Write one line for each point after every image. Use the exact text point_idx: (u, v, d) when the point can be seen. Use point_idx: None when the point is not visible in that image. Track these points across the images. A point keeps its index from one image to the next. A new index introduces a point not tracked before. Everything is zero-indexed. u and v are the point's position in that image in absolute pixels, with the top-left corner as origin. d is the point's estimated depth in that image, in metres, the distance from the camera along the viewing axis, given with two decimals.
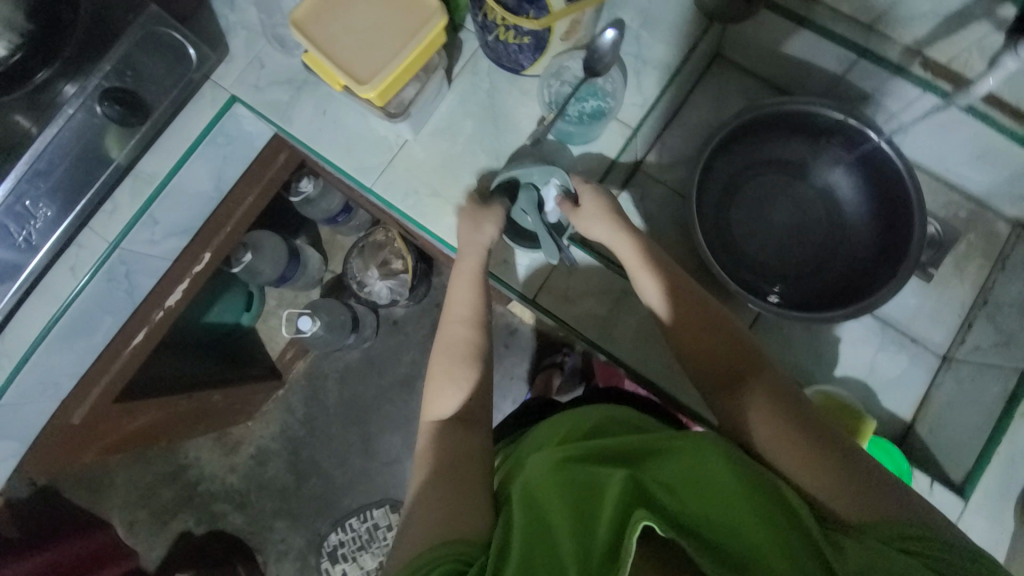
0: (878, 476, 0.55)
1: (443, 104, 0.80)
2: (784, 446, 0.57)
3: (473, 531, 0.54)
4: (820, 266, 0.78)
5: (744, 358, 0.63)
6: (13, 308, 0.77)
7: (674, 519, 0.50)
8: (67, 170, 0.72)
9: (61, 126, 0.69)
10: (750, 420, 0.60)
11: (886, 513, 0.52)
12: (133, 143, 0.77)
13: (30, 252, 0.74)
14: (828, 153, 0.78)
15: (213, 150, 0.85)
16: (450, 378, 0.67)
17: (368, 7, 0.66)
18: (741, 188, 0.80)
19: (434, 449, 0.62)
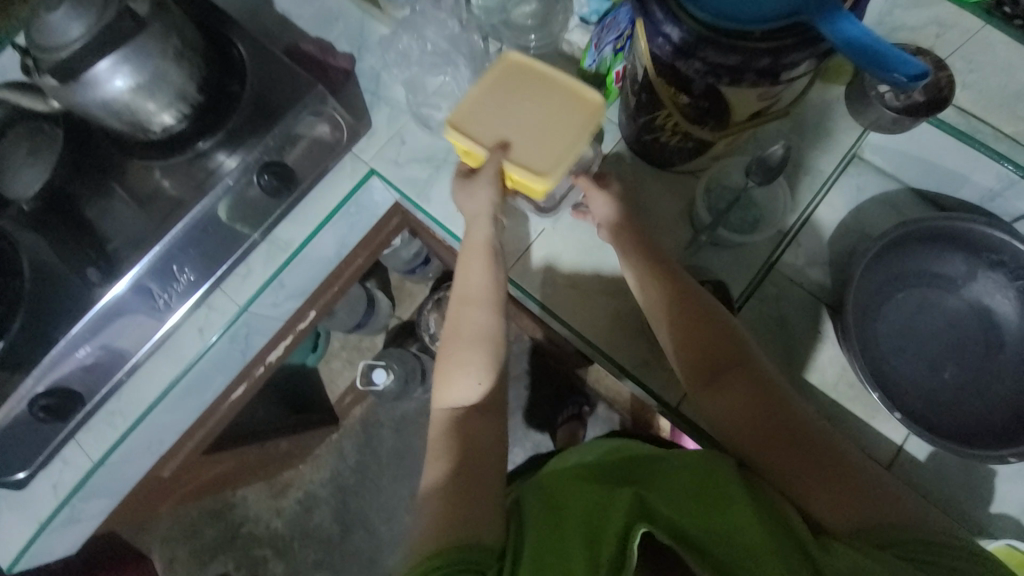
0: (881, 489, 0.58)
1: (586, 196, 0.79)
2: (788, 464, 0.60)
3: (486, 536, 0.57)
4: (981, 394, 0.72)
5: (758, 393, 0.63)
6: (139, 364, 0.77)
7: (679, 529, 0.56)
8: (213, 235, 0.74)
9: (216, 195, 0.71)
10: (748, 439, 0.62)
11: (878, 520, 0.56)
12: (276, 212, 0.79)
13: (165, 313, 0.75)
14: (986, 273, 0.75)
15: (345, 219, 0.85)
16: (461, 361, 0.68)
17: (531, 100, 0.66)
18: (891, 298, 0.77)
19: (445, 441, 0.64)
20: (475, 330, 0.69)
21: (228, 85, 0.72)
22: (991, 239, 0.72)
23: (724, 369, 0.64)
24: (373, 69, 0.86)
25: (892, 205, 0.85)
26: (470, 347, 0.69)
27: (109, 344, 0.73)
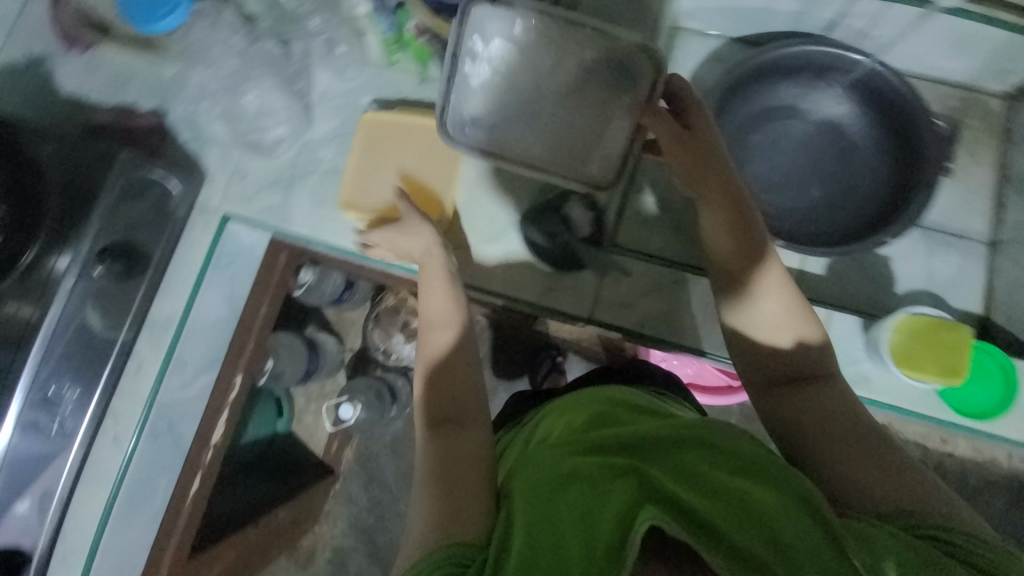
0: (919, 482, 0.56)
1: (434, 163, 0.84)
2: (828, 454, 0.59)
3: (473, 530, 0.55)
4: (847, 192, 0.78)
5: (812, 371, 0.64)
6: (65, 502, 0.73)
7: (682, 510, 0.50)
8: (79, 343, 0.70)
9: (63, 301, 0.67)
10: (795, 423, 0.61)
11: (903, 503, 0.54)
12: (140, 294, 0.76)
13: (63, 441, 0.71)
14: (820, 87, 0.79)
15: (218, 274, 0.81)
16: (440, 377, 0.67)
17: (390, 158, 0.80)
18: (745, 140, 0.80)
19: (431, 450, 0.63)
20: (456, 370, 0.68)
21: (25, 189, 0.69)
22: (814, 56, 0.76)
23: (773, 341, 0.65)
24: (185, 116, 0.83)
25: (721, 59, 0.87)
26: (454, 378, 0.68)
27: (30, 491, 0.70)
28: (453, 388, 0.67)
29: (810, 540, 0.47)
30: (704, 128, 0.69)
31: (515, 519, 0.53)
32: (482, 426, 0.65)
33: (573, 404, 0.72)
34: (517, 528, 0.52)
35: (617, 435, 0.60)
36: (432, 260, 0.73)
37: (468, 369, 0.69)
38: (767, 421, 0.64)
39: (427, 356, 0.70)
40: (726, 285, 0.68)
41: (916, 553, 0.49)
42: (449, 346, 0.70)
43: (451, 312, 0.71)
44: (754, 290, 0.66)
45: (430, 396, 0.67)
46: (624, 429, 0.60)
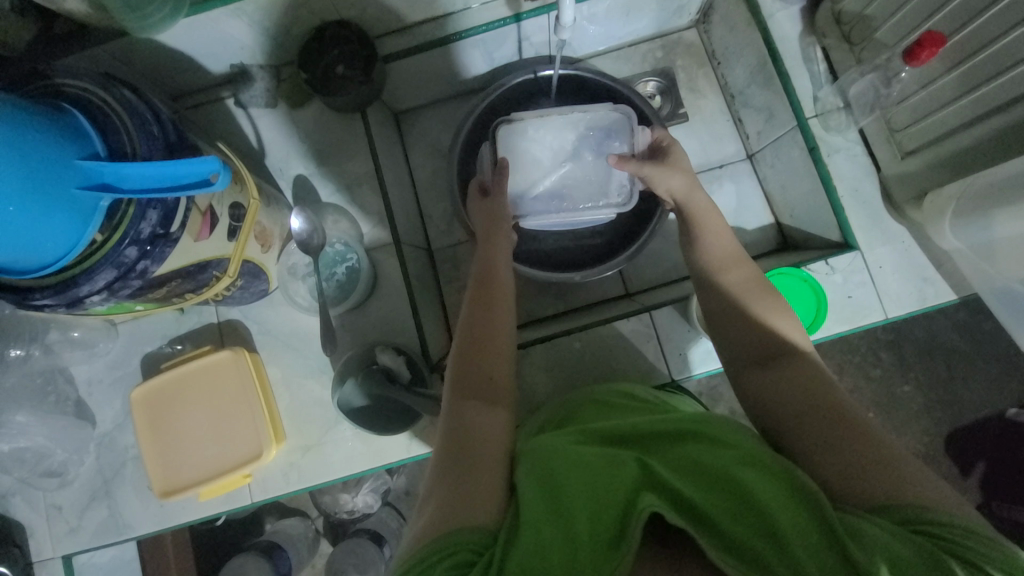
0: (909, 472, 0.46)
1: (395, 203, 0.87)
2: (819, 443, 0.50)
3: (484, 515, 0.47)
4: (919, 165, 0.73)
5: (808, 386, 0.54)
6: (99, 543, 0.80)
7: (686, 506, 0.45)
8: (111, 386, 0.81)
9: (102, 357, 0.81)
10: (782, 419, 0.54)
11: (901, 495, 0.44)
12: (159, 337, 0.81)
13: (92, 479, 0.80)
14: (851, 74, 0.76)
15: (223, 312, 0.81)
16: (483, 343, 0.62)
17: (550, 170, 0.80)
18: (778, 143, 0.85)
19: (451, 420, 0.56)
20: (494, 333, 0.63)
21: None
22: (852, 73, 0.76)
23: (770, 347, 0.59)
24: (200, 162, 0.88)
25: (691, 80, 0.98)
26: (480, 353, 0.62)
27: (79, 527, 0.80)
28: (485, 347, 0.62)
29: (807, 539, 0.41)
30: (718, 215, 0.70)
31: (529, 500, 0.48)
32: (502, 407, 0.58)
33: (575, 414, 0.66)
34: (528, 512, 0.46)
35: (626, 427, 0.56)
36: (493, 241, 0.73)
37: (507, 355, 0.63)
38: (747, 407, 0.58)
39: (478, 288, 0.68)
40: (735, 292, 0.64)
41: (917, 554, 0.39)
42: (504, 331, 0.65)
43: (501, 275, 0.70)
44: (773, 315, 0.61)
45: (466, 345, 0.62)
46: (647, 420, 0.56)
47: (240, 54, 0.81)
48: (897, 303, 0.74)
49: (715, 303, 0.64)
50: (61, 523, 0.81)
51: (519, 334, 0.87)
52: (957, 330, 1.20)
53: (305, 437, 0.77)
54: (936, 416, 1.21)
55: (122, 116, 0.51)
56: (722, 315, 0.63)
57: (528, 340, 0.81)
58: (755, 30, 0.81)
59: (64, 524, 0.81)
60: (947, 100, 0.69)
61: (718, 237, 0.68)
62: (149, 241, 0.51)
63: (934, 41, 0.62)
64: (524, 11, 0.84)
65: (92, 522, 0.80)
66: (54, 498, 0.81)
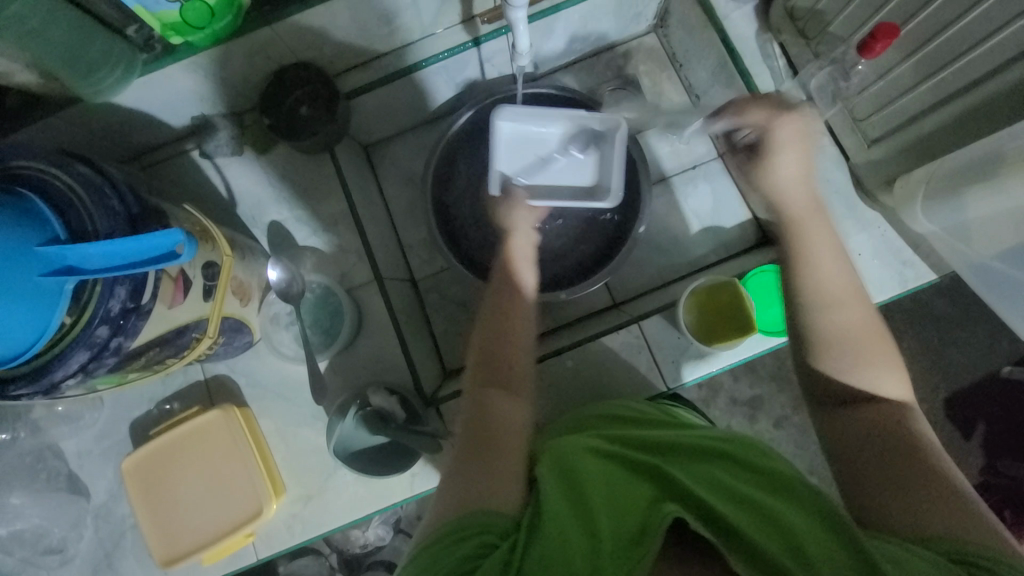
0: (956, 504, 0.47)
1: (373, 238, 0.87)
2: (870, 467, 0.52)
3: (505, 504, 0.48)
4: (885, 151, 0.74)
5: (878, 423, 0.54)
6: None
7: (710, 517, 0.45)
8: (101, 456, 0.79)
9: (89, 427, 0.79)
10: (840, 442, 0.55)
11: (938, 526, 0.46)
12: (145, 400, 0.79)
13: (91, 554, 0.78)
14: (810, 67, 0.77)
15: (208, 368, 0.79)
16: (518, 350, 0.62)
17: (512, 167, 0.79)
18: None
19: (474, 410, 0.57)
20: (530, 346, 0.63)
21: None
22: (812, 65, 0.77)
23: (844, 391, 0.57)
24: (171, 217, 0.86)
25: (655, 84, 0.99)
26: (501, 361, 0.61)
27: None
28: (516, 358, 0.62)
29: (828, 555, 0.41)
30: (827, 227, 0.62)
31: (553, 495, 0.48)
32: (529, 392, 0.60)
33: (590, 420, 0.66)
34: (551, 505, 0.47)
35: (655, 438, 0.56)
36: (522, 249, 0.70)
37: (525, 367, 0.62)
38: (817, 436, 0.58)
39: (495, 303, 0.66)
40: (824, 342, 0.58)
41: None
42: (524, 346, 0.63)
43: (525, 286, 0.68)
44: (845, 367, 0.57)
45: (499, 358, 0.61)
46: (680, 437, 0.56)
47: (200, 106, 0.80)
48: (878, 288, 0.75)
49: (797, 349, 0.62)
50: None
51: None
52: (942, 299, 1.22)
53: (306, 487, 0.76)
54: (933, 386, 1.22)
55: (80, 192, 0.50)
56: (803, 360, 0.61)
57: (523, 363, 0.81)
58: (713, 32, 0.82)
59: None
60: (906, 88, 0.69)
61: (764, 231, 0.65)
62: (120, 317, 0.50)
63: (887, 32, 0.62)
64: (482, 35, 0.84)
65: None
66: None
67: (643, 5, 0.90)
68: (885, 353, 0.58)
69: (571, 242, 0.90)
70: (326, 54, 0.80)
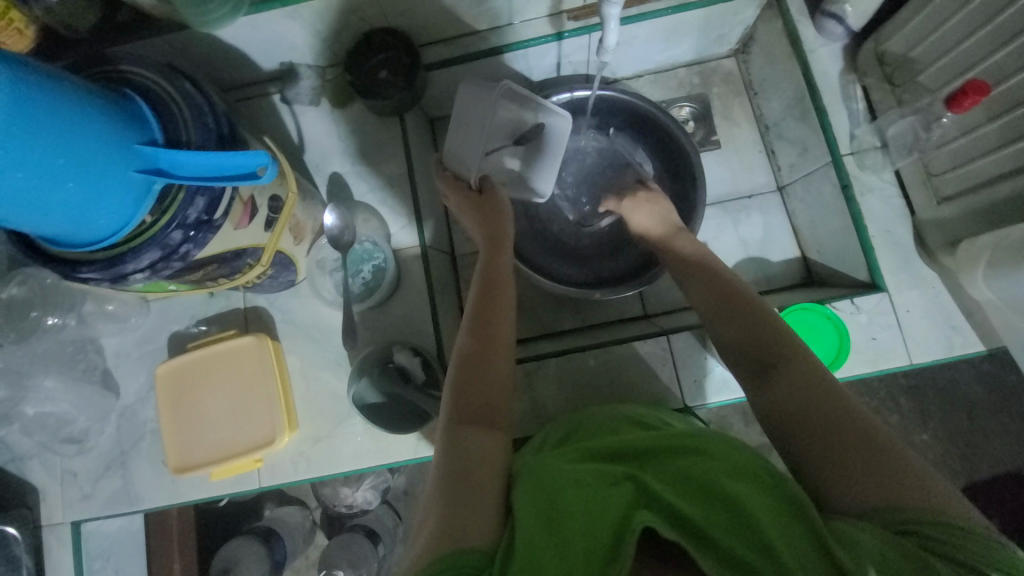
0: (911, 473, 0.45)
1: (423, 206, 0.89)
2: (820, 445, 0.49)
3: (479, 537, 0.47)
4: (949, 211, 0.73)
5: (813, 387, 0.52)
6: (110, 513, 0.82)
7: (679, 520, 0.45)
8: (137, 361, 0.84)
9: (132, 332, 0.84)
10: (786, 419, 0.52)
11: (891, 499, 0.44)
12: (186, 317, 0.84)
13: (110, 449, 0.83)
14: (888, 114, 0.76)
15: (249, 299, 0.83)
16: (485, 345, 0.63)
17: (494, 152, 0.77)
18: (811, 178, 0.85)
19: (449, 449, 0.55)
20: (495, 344, 0.64)
21: None
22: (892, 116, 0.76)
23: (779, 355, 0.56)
24: None
25: (726, 108, 0.98)
26: (478, 376, 0.61)
27: (93, 495, 0.83)
28: (488, 361, 0.62)
29: (804, 556, 0.41)
30: (687, 236, 0.74)
31: (523, 520, 0.48)
32: (502, 390, 0.61)
33: (574, 433, 0.66)
34: (522, 533, 0.46)
35: (619, 442, 0.56)
36: (498, 256, 0.72)
37: (507, 376, 0.63)
38: (759, 414, 0.55)
39: (484, 300, 0.67)
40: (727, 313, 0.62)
41: (904, 558, 0.40)
42: (505, 336, 0.65)
43: (501, 284, 0.70)
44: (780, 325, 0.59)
45: (462, 356, 0.62)
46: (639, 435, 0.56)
47: (289, 53, 0.85)
48: (922, 349, 0.73)
49: (721, 328, 0.62)
50: (75, 488, 0.83)
51: (532, 347, 0.87)
52: (983, 382, 1.17)
53: (317, 428, 0.79)
54: (955, 468, 1.17)
55: (181, 105, 0.54)
56: (743, 338, 0.59)
57: (542, 355, 0.81)
58: (795, 64, 0.81)
59: (79, 489, 0.83)
60: (987, 150, 0.68)
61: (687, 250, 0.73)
62: (193, 226, 0.54)
63: (979, 89, 0.61)
64: (566, 31, 0.86)
65: (105, 490, 0.82)
66: (72, 463, 0.83)
67: (729, 28, 0.90)
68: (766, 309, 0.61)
69: (613, 248, 0.91)
70: (414, 24, 0.83)
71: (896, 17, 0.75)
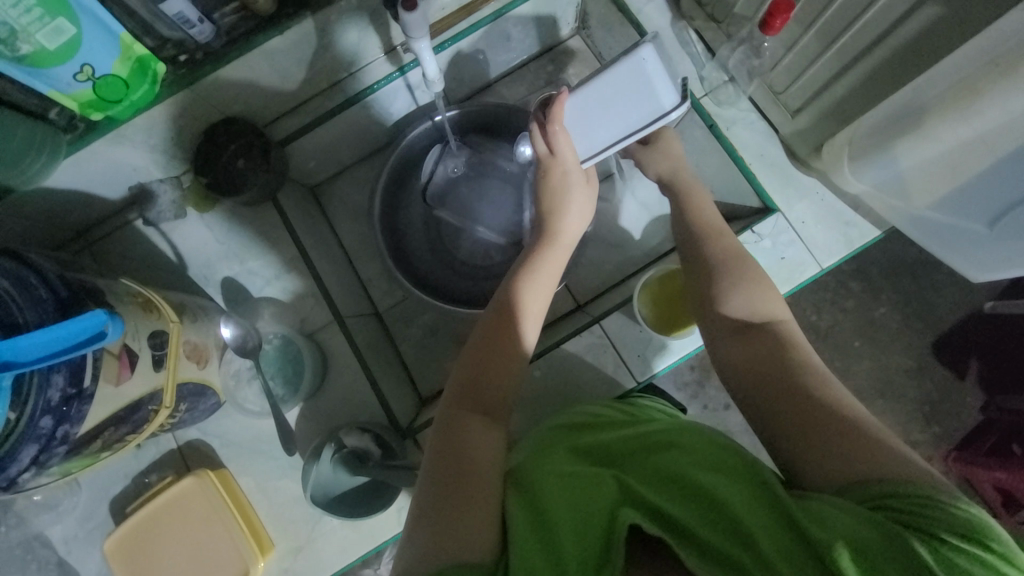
0: (882, 444, 0.47)
1: (328, 281, 0.87)
2: (791, 416, 0.53)
3: (475, 536, 0.46)
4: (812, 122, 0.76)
5: (772, 357, 0.58)
6: None
7: (668, 519, 0.45)
8: (85, 541, 0.78)
9: (71, 512, 0.78)
10: (754, 382, 0.58)
11: (858, 471, 0.46)
12: (120, 477, 0.78)
13: None
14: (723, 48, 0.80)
15: (179, 436, 0.78)
16: (510, 348, 0.62)
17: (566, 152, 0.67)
18: None
19: (445, 450, 0.54)
20: (514, 358, 0.62)
21: None
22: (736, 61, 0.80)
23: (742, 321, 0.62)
24: None
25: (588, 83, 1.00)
26: (494, 386, 0.60)
27: None
28: (507, 366, 0.61)
29: (778, 543, 0.41)
30: (700, 186, 0.75)
31: (519, 521, 0.48)
32: (506, 396, 0.61)
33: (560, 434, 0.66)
34: (516, 536, 0.46)
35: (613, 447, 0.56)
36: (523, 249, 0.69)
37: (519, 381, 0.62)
38: (725, 377, 0.61)
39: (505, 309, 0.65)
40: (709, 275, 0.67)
41: (872, 530, 0.40)
42: (522, 356, 0.63)
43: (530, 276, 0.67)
44: (733, 293, 0.64)
45: (480, 360, 0.62)
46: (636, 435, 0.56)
47: (135, 177, 0.80)
48: (826, 252, 0.76)
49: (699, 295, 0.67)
50: None
51: None
52: (909, 244, 1.23)
53: (294, 539, 0.75)
54: (912, 329, 1.23)
55: (3, 287, 0.50)
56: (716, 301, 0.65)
57: None
58: (628, 28, 0.83)
59: None
60: (816, 55, 0.71)
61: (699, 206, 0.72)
62: (62, 405, 0.51)
63: (784, 7, 0.64)
64: (405, 63, 0.85)
65: None
66: None
67: (562, 12, 0.91)
68: (754, 275, 0.65)
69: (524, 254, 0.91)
70: (252, 105, 0.80)
71: None
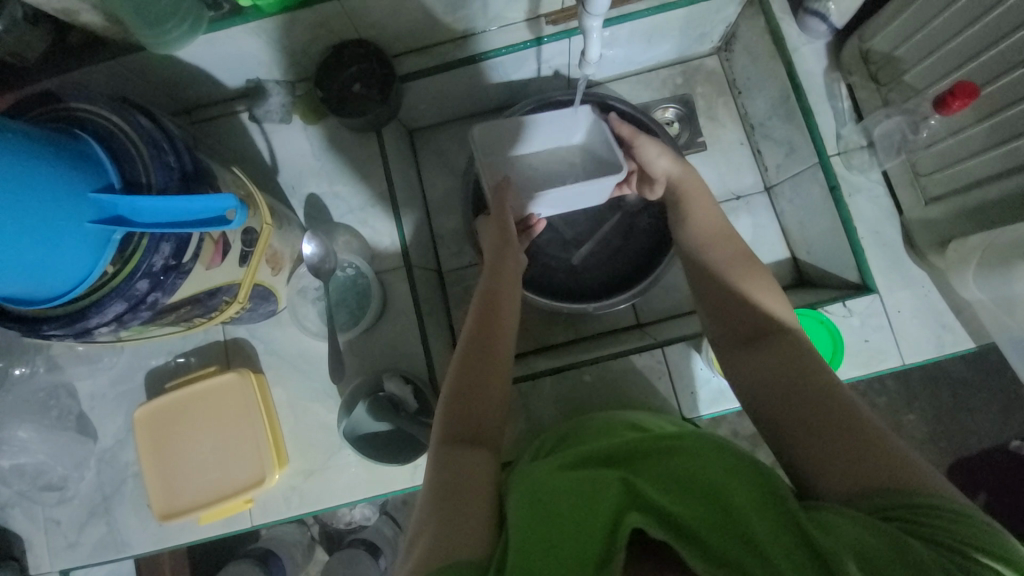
0: (900, 455, 0.45)
1: (405, 226, 0.87)
2: (803, 428, 0.50)
3: (474, 546, 0.45)
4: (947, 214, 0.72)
5: (790, 366, 0.54)
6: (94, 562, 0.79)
7: (671, 522, 0.43)
8: (113, 402, 0.80)
9: (107, 371, 0.80)
10: (766, 395, 0.54)
11: (876, 480, 0.44)
12: (162, 353, 0.80)
13: (90, 494, 0.79)
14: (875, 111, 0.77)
15: (227, 331, 0.80)
16: (486, 342, 0.62)
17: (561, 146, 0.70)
18: (798, 180, 0.84)
19: (439, 466, 0.54)
20: (499, 347, 0.63)
21: None
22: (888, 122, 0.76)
23: (758, 330, 0.59)
24: None
25: (710, 107, 0.97)
26: (480, 383, 0.60)
27: (75, 544, 0.79)
28: (490, 363, 0.62)
29: (784, 550, 0.39)
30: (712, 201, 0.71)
31: (516, 522, 0.46)
32: (495, 388, 0.60)
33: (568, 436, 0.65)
34: (515, 537, 0.44)
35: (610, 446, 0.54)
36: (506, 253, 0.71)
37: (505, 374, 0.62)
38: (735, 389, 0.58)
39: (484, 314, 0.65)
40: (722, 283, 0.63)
41: (891, 545, 0.39)
42: (504, 353, 0.63)
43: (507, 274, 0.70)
44: (751, 293, 0.61)
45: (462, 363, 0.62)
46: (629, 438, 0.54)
47: (255, 71, 0.80)
48: (914, 348, 0.73)
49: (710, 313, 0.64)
50: (59, 538, 0.79)
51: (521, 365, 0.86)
52: (968, 363, 1.19)
53: (309, 462, 0.76)
54: (943, 447, 1.19)
55: (139, 144, 0.50)
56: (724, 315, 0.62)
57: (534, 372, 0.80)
58: (779, 64, 0.80)
59: (62, 539, 0.79)
60: (976, 150, 0.68)
61: (716, 221, 0.69)
62: (160, 273, 0.51)
63: (967, 92, 0.61)
64: (545, 35, 0.83)
65: (90, 538, 0.79)
66: (53, 513, 0.79)
67: (710, 27, 0.88)
68: (765, 284, 0.62)
69: (600, 259, 0.89)
70: (386, 34, 0.79)
71: (879, 16, 0.74)
